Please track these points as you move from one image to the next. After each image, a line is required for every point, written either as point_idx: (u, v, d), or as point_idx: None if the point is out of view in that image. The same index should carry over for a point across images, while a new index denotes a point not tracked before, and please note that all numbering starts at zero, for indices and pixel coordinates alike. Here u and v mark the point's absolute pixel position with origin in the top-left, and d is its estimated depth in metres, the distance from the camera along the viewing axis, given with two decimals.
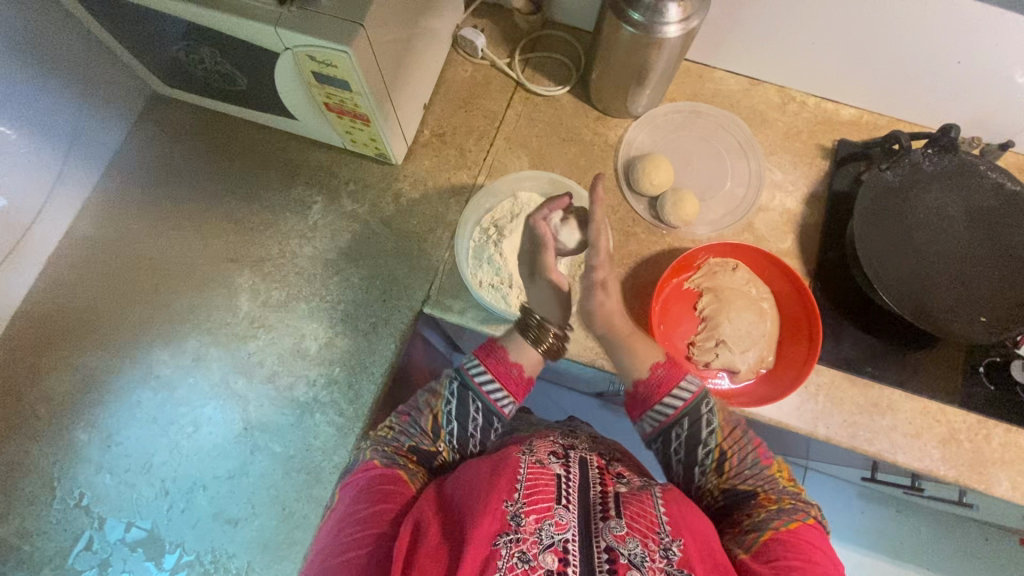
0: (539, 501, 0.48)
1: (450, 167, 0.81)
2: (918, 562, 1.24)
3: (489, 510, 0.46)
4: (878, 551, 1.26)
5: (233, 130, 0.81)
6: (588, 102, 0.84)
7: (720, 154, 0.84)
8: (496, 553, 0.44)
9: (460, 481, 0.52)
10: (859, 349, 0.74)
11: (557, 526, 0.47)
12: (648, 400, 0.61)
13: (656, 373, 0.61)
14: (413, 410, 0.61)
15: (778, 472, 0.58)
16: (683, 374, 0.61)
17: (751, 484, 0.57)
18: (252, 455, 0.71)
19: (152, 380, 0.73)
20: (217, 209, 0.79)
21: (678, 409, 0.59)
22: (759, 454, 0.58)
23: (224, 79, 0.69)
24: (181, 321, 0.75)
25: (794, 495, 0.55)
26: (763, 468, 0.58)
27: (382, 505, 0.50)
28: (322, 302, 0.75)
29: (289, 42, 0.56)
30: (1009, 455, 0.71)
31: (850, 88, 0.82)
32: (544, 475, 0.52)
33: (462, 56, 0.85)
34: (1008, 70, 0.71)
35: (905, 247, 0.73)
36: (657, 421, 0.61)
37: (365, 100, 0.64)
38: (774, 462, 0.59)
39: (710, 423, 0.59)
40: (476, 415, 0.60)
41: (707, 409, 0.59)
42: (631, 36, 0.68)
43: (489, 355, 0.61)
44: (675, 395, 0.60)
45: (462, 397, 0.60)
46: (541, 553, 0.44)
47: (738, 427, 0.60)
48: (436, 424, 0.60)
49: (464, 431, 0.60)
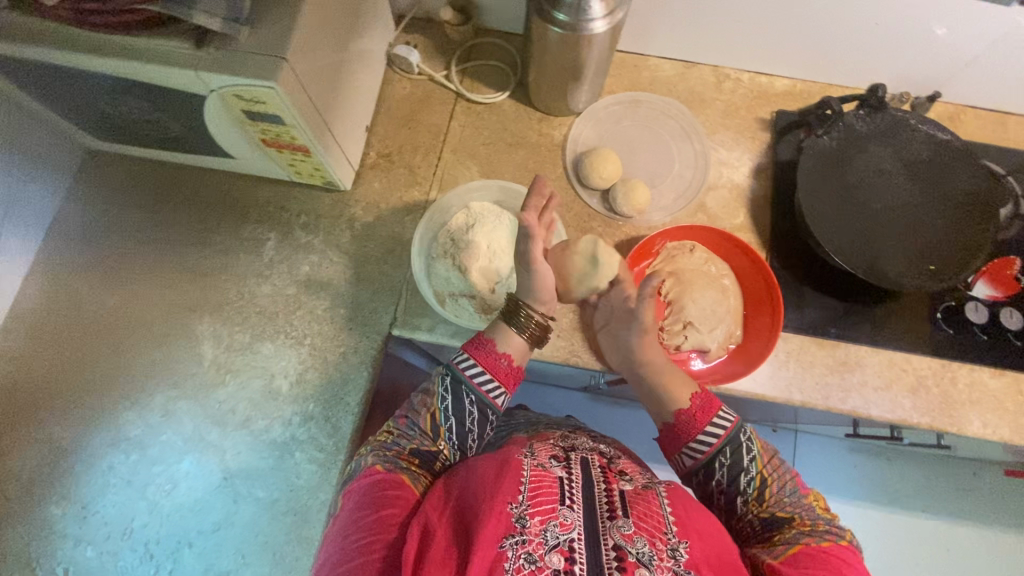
0: (544, 502, 0.49)
1: (400, 186, 0.80)
2: (915, 505, 1.27)
3: (495, 514, 0.47)
4: (876, 502, 1.28)
5: (176, 177, 0.80)
6: (530, 105, 0.85)
7: (664, 139, 0.84)
8: (503, 555, 0.44)
9: (464, 481, 0.52)
10: (821, 311, 0.76)
11: (561, 526, 0.47)
12: (685, 434, 0.63)
13: (696, 402, 0.64)
14: (409, 412, 0.63)
15: (813, 500, 0.60)
16: (718, 407, 0.64)
17: (790, 511, 0.58)
18: (235, 504, 0.69)
19: (122, 443, 0.71)
20: (168, 259, 0.77)
21: (720, 437, 0.62)
22: (797, 482, 0.60)
23: (157, 127, 0.68)
24: (145, 378, 0.73)
25: (830, 521, 0.57)
26: (801, 497, 0.59)
27: (386, 510, 0.51)
28: (289, 339, 0.74)
29: (214, 84, 0.56)
30: (976, 394, 0.74)
31: (778, 59, 0.84)
32: (547, 477, 0.52)
33: (399, 73, 0.85)
34: (925, 24, 0.74)
35: (852, 206, 0.74)
36: (695, 454, 0.63)
37: (300, 131, 0.63)
38: (810, 492, 0.60)
39: (750, 451, 0.61)
40: (472, 408, 0.62)
41: (747, 439, 0.62)
42: (560, 36, 0.69)
43: (480, 349, 0.64)
44: (716, 423, 0.63)
45: (456, 391, 0.62)
46: (548, 554, 0.45)
47: (777, 458, 0.62)
48: (434, 423, 0.61)
49: (462, 428, 0.61)
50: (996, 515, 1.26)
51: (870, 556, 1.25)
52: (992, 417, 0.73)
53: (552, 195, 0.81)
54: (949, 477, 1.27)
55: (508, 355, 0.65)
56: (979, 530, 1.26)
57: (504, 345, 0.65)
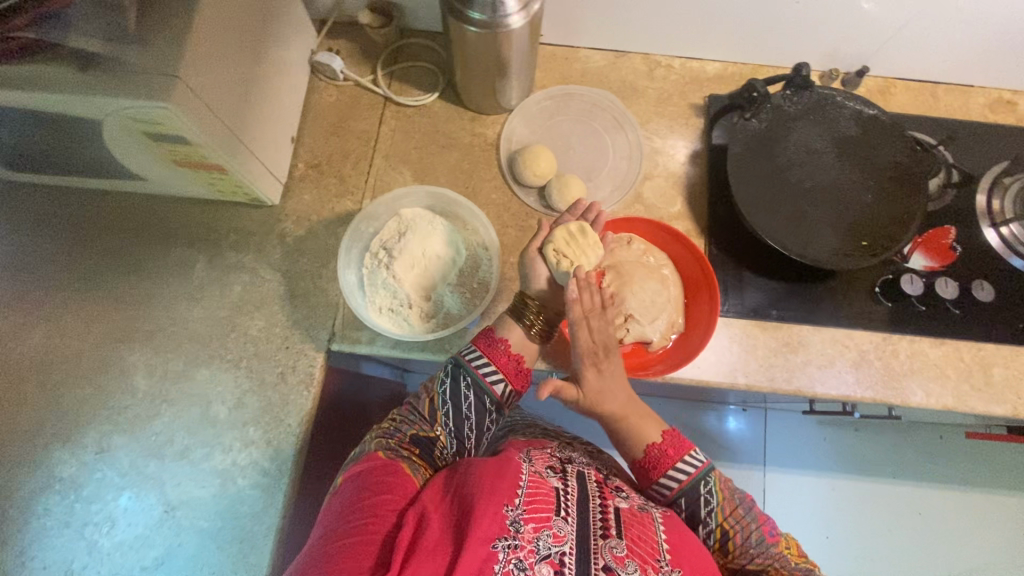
0: (538, 511, 0.52)
1: (332, 196, 0.78)
2: (886, 473, 1.28)
3: (491, 513, 0.49)
4: (849, 473, 1.28)
5: (96, 203, 0.76)
6: (460, 105, 0.83)
7: (598, 131, 0.84)
8: (494, 556, 0.47)
9: (462, 478, 0.54)
10: (760, 294, 0.76)
11: (553, 537, 0.50)
12: (648, 476, 0.65)
13: (652, 453, 0.64)
14: (413, 400, 0.66)
15: (784, 549, 0.61)
16: (688, 450, 0.65)
17: (757, 564, 0.60)
18: (177, 537, 0.67)
19: (57, 484, 0.68)
20: (92, 289, 0.74)
21: (677, 487, 0.63)
22: (764, 532, 0.61)
23: (64, 154, 0.65)
24: (76, 415, 0.70)
25: (802, 572, 0.58)
26: (771, 546, 0.61)
27: (385, 494, 0.52)
28: (225, 362, 0.72)
29: (108, 108, 0.53)
30: (917, 364, 0.75)
31: (706, 44, 0.84)
32: (543, 486, 0.55)
33: (324, 81, 0.83)
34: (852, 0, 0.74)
35: (783, 186, 0.75)
36: (661, 495, 0.64)
37: (211, 150, 0.61)
38: (780, 538, 0.62)
39: (710, 502, 0.63)
40: (468, 392, 0.63)
41: (707, 488, 0.63)
42: (478, 35, 0.67)
43: (490, 346, 0.65)
44: (677, 470, 0.64)
45: (455, 374, 0.64)
46: (538, 564, 0.48)
47: (741, 506, 0.63)
48: (433, 409, 0.64)
49: (458, 413, 0.63)
50: (965, 477, 1.27)
51: (842, 527, 1.26)
52: (935, 386, 0.74)
53: (488, 195, 0.80)
54: (918, 443, 1.28)
55: (518, 355, 0.65)
56: (949, 493, 1.27)
57: (513, 341, 0.65)
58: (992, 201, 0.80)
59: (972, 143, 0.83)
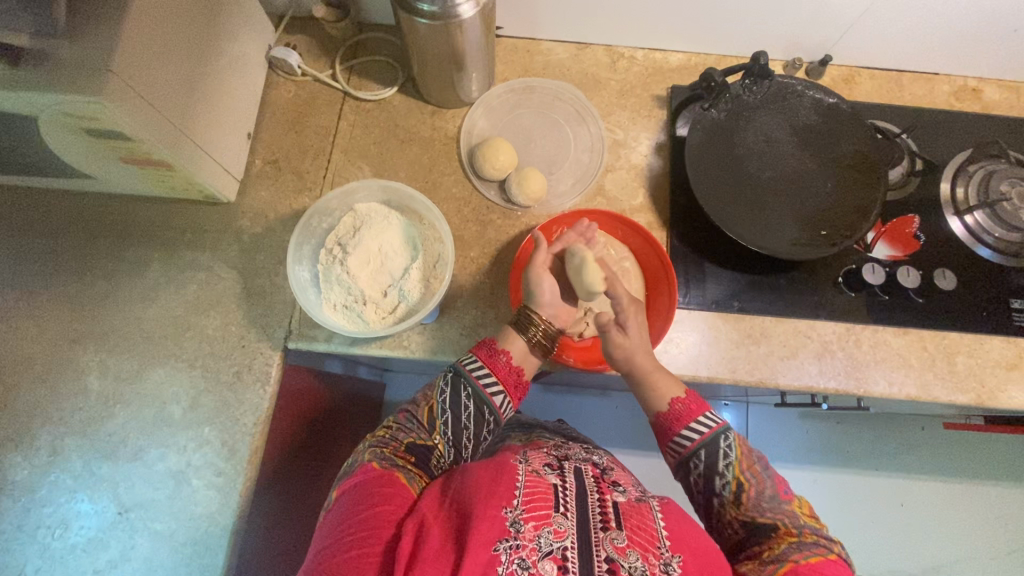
0: (538, 508, 0.52)
1: (290, 193, 0.78)
2: (869, 466, 1.27)
3: (491, 516, 0.50)
4: (831, 467, 1.27)
5: (50, 203, 0.75)
6: (420, 99, 0.82)
7: (560, 124, 0.84)
8: (497, 559, 0.47)
9: (460, 485, 0.56)
10: (722, 286, 0.76)
11: (554, 534, 0.50)
12: (667, 432, 0.65)
13: (674, 407, 0.64)
14: (411, 406, 0.66)
15: (798, 508, 0.60)
16: (705, 410, 0.64)
17: (770, 518, 0.58)
18: (131, 539, 0.66)
19: (8, 488, 0.67)
20: (45, 290, 0.73)
21: (695, 440, 0.63)
22: (777, 489, 0.60)
23: (8, 152, 0.64)
24: (27, 417, 0.69)
25: (816, 532, 0.57)
26: (784, 502, 0.59)
27: (382, 505, 0.53)
28: (180, 362, 0.71)
29: (40, 104, 0.52)
30: (881, 353, 0.74)
31: (667, 34, 0.83)
32: (541, 484, 0.56)
33: (282, 76, 0.82)
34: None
35: (742, 176, 0.76)
36: (677, 450, 0.64)
37: (154, 145, 0.60)
38: (794, 498, 0.60)
39: (727, 455, 0.62)
40: (467, 403, 0.64)
41: (725, 443, 0.62)
42: (430, 27, 0.66)
43: (491, 356, 0.66)
44: (693, 427, 0.63)
45: (455, 385, 0.64)
46: (541, 561, 0.48)
47: (757, 462, 0.62)
48: (431, 417, 0.64)
49: (458, 422, 0.64)
50: (946, 466, 1.26)
51: (823, 519, 1.25)
52: (899, 376, 0.73)
53: (448, 190, 0.79)
54: (899, 434, 1.27)
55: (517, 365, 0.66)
56: (932, 485, 1.25)
57: (514, 353, 0.66)
58: (956, 189, 0.79)
59: (935, 131, 0.83)
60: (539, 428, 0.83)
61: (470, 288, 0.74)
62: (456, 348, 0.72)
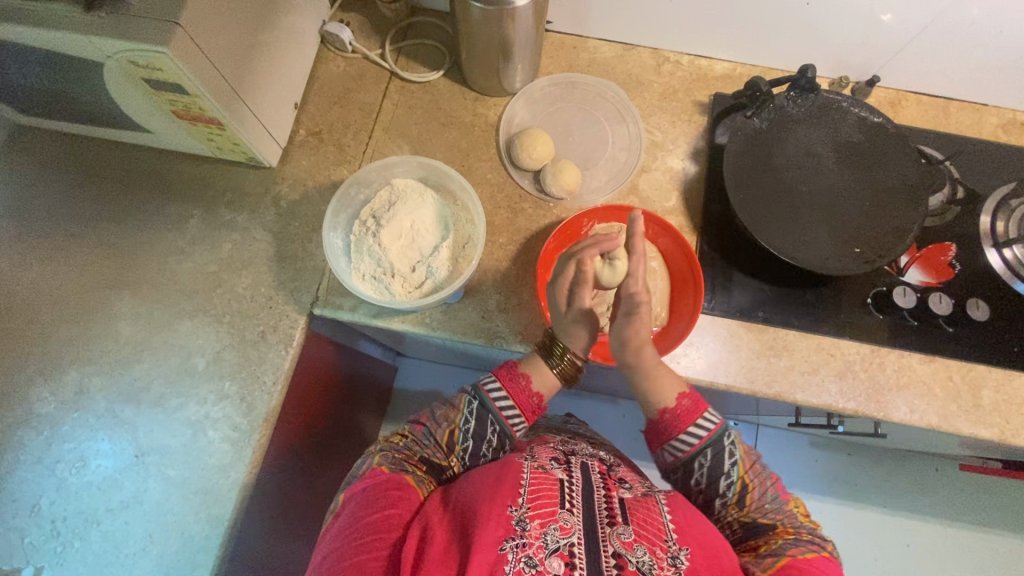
0: (543, 505, 0.52)
1: (329, 164, 0.79)
2: (878, 501, 1.24)
3: (496, 517, 0.50)
4: (839, 498, 1.24)
5: (101, 152, 0.78)
6: (465, 85, 0.84)
7: (599, 121, 0.85)
8: (504, 558, 0.47)
9: (463, 488, 0.56)
10: (747, 295, 0.75)
11: (561, 530, 0.50)
12: (666, 433, 0.63)
13: (667, 416, 0.63)
14: (430, 421, 0.66)
15: (794, 506, 0.63)
16: (705, 410, 0.63)
17: (771, 518, 0.62)
18: (144, 483, 0.67)
19: (33, 420, 0.68)
20: (87, 234, 0.75)
21: (701, 440, 0.62)
22: (778, 489, 0.63)
23: (70, 97, 0.67)
24: (59, 354, 0.71)
25: (812, 529, 0.60)
26: (782, 503, 0.63)
27: (390, 509, 0.55)
28: (208, 316, 0.73)
29: (107, 51, 0.55)
30: (904, 379, 0.73)
31: (716, 42, 0.84)
32: (547, 480, 0.56)
33: (333, 52, 0.84)
34: (873, 9, 0.74)
35: (778, 187, 0.76)
36: (677, 452, 0.63)
37: (207, 102, 0.62)
38: (790, 497, 0.64)
39: (732, 455, 0.63)
40: (492, 435, 0.64)
41: (729, 442, 0.63)
42: (483, 12, 0.66)
43: (511, 378, 0.65)
44: (698, 427, 0.62)
45: (480, 417, 0.64)
46: (548, 558, 0.48)
47: (759, 463, 0.64)
48: (451, 440, 0.64)
49: (477, 451, 0.65)
50: (961, 512, 1.23)
51: None
52: (922, 404, 0.72)
53: (483, 175, 0.80)
54: (912, 473, 1.24)
55: (538, 391, 0.66)
56: (941, 529, 1.22)
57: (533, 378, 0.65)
58: (996, 223, 0.77)
59: (980, 161, 0.82)
60: (546, 425, 0.83)
61: (496, 272, 0.75)
62: (477, 329, 0.72)
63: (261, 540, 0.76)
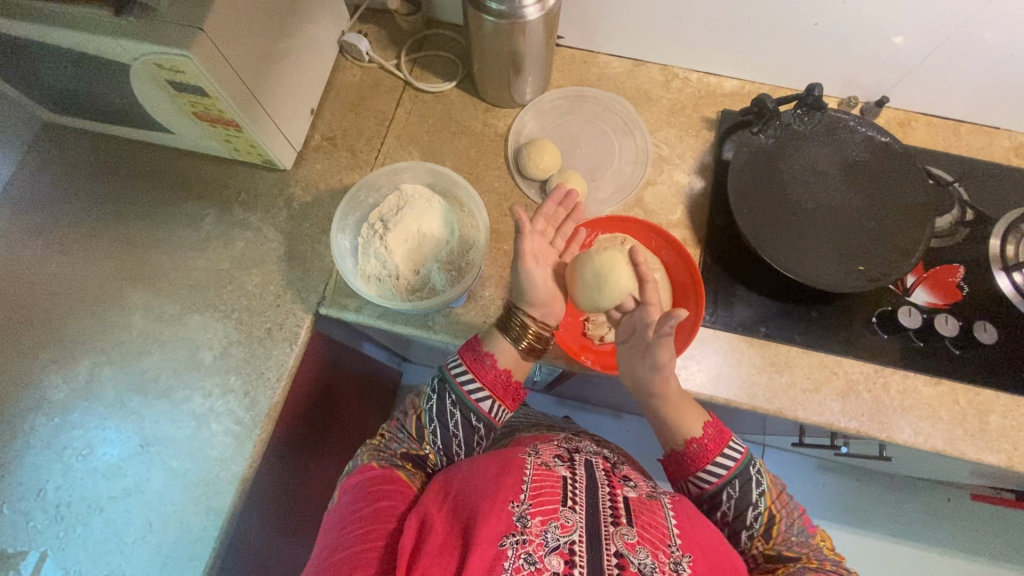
0: (545, 503, 0.52)
1: (342, 168, 0.82)
2: (886, 531, 1.21)
3: (498, 512, 0.50)
4: (846, 525, 1.21)
5: (122, 152, 0.81)
6: (476, 95, 0.86)
7: (607, 134, 0.86)
8: (503, 554, 0.47)
9: (463, 482, 0.56)
10: (750, 310, 0.75)
11: (562, 528, 0.50)
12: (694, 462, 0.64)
13: (707, 432, 0.64)
14: (401, 415, 0.68)
15: (821, 540, 0.62)
16: (730, 439, 0.64)
17: (796, 551, 0.60)
18: (147, 472, 0.69)
19: (45, 406, 0.71)
20: (107, 229, 0.78)
21: (730, 469, 0.63)
22: (805, 521, 0.62)
23: (100, 98, 0.70)
24: (74, 344, 0.73)
25: (837, 562, 0.59)
26: (809, 536, 0.61)
27: (384, 501, 0.56)
28: (217, 312, 0.75)
29: (135, 53, 0.58)
30: (908, 401, 0.71)
31: (725, 60, 0.85)
32: (549, 477, 0.56)
33: (350, 61, 0.87)
34: (882, 31, 0.74)
35: (783, 202, 0.76)
36: (703, 485, 0.64)
37: (226, 105, 0.65)
38: (818, 531, 0.62)
39: (759, 483, 0.63)
40: (456, 411, 0.64)
41: (756, 470, 0.63)
42: (495, 25, 0.68)
43: (476, 360, 0.65)
44: (727, 455, 0.63)
45: (441, 393, 0.65)
46: (548, 556, 0.48)
47: (784, 493, 0.64)
48: (420, 426, 0.65)
49: (446, 431, 0.64)
50: (980, 546, 1.19)
51: None
52: (926, 427, 0.70)
53: (491, 184, 0.81)
54: (922, 502, 1.21)
55: (505, 368, 0.66)
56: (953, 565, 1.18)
57: (499, 356, 0.65)
58: (1006, 246, 0.77)
59: (991, 184, 0.81)
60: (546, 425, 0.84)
61: (500, 278, 0.76)
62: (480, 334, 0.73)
63: (258, 536, 0.77)
